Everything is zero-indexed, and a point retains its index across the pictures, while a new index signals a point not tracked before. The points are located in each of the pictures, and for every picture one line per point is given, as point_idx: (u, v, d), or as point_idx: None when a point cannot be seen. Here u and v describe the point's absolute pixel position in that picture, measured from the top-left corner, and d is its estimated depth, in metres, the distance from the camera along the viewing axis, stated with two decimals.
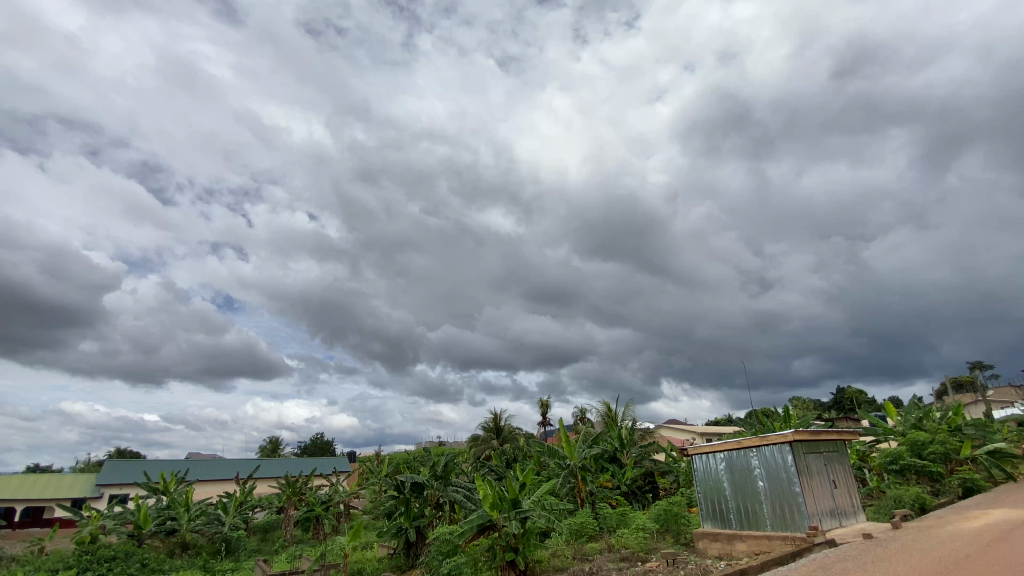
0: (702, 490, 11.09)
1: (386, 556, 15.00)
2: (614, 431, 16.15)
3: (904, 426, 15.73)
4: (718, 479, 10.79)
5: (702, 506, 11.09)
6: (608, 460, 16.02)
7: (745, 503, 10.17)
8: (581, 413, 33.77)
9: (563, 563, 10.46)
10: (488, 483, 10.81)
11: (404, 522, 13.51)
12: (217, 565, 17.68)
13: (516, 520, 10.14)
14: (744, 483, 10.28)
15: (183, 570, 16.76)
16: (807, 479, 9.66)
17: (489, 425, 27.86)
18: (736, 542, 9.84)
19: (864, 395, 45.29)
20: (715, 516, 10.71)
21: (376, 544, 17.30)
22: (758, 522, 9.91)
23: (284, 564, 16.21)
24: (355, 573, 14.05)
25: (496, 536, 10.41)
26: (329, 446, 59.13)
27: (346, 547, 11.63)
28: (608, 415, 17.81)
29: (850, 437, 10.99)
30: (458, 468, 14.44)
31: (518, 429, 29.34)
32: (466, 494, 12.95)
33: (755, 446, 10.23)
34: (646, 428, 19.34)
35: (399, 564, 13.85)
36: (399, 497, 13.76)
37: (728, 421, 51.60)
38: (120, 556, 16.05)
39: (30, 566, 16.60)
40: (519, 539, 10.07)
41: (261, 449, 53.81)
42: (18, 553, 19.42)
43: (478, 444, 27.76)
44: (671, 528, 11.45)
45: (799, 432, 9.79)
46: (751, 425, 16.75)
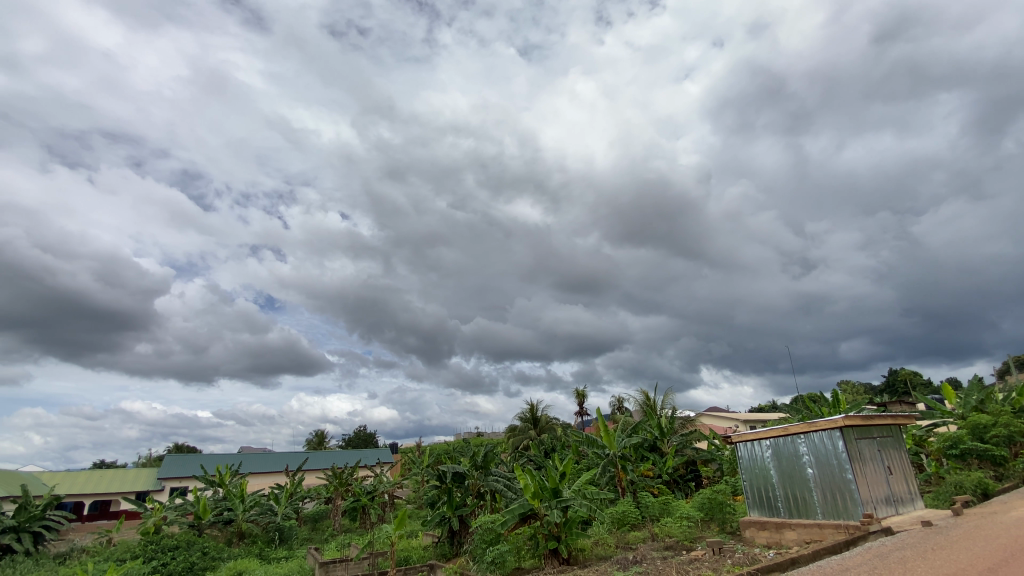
0: (749, 478, 10.83)
1: (431, 544, 15.37)
2: (653, 420, 15.95)
3: (963, 409, 14.91)
4: (764, 466, 10.54)
5: (748, 494, 10.85)
6: (648, 449, 15.85)
7: (794, 491, 9.89)
8: (618, 402, 33.46)
9: (606, 552, 10.47)
10: (528, 473, 10.87)
11: (447, 511, 13.76)
12: (272, 554, 18.52)
13: (557, 509, 10.18)
14: (793, 471, 9.99)
15: (240, 558, 17.64)
16: (860, 465, 9.30)
17: (526, 415, 27.98)
18: (785, 531, 9.61)
19: (918, 377, 43.19)
20: (762, 505, 10.46)
21: (421, 532, 17.73)
22: (808, 510, 9.63)
23: (334, 552, 16.84)
24: (402, 560, 14.49)
25: (538, 524, 10.52)
26: (372, 439, 60.76)
27: (392, 535, 11.96)
28: (646, 404, 17.62)
29: (905, 420, 10.51)
30: (498, 458, 14.59)
31: (556, 420, 29.35)
32: (507, 484, 13.10)
33: (803, 432, 9.92)
34: (687, 415, 18.99)
35: (444, 552, 14.17)
36: (442, 487, 14.04)
37: (773, 407, 50.13)
38: (182, 545, 16.99)
39: (101, 556, 17.76)
40: (561, 528, 10.19)
41: (308, 442, 55.86)
42: (88, 545, 20.79)
43: (516, 434, 27.94)
44: (716, 517, 11.28)
45: (850, 416, 9.42)
46: (798, 411, 16.21)
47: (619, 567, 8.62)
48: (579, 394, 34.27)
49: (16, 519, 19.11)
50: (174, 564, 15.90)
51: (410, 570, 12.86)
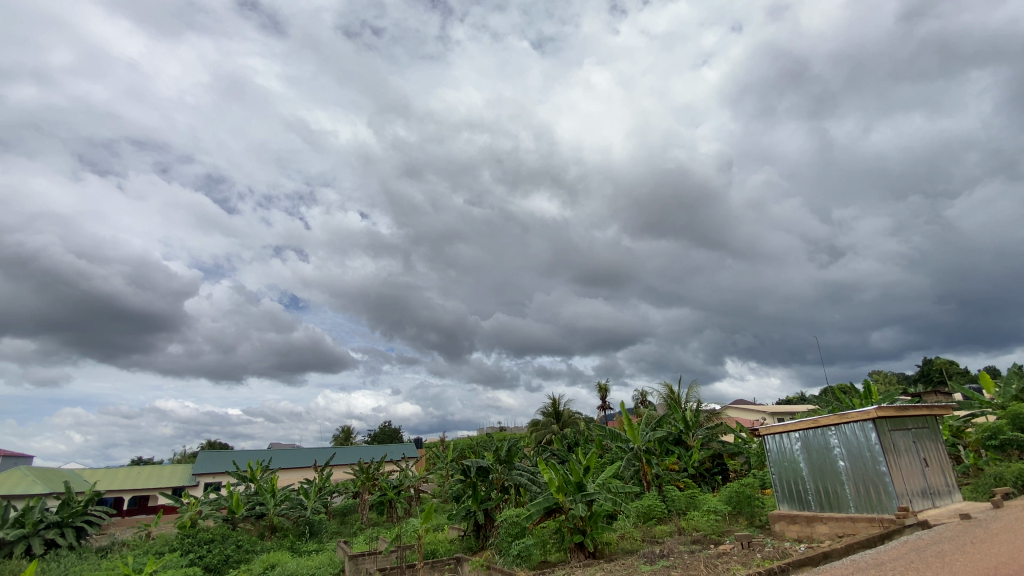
0: (777, 472, 10.64)
1: (457, 538, 15.55)
2: (678, 413, 15.77)
3: (1003, 398, 14.35)
4: (793, 459, 10.33)
5: (777, 487, 10.67)
6: (673, 442, 15.70)
7: (825, 484, 9.68)
8: (642, 395, 33.18)
9: (632, 546, 10.45)
10: (551, 467, 10.89)
11: (473, 505, 13.87)
12: (303, 547, 19.00)
13: (582, 503, 10.17)
14: (823, 463, 9.78)
15: (273, 551, 18.14)
16: (894, 457, 9.05)
17: (549, 410, 28.00)
18: (816, 525, 9.42)
19: (955, 366, 41.69)
20: (792, 498, 10.27)
21: (447, 526, 17.95)
22: (840, 503, 9.42)
23: (363, 546, 17.19)
24: (429, 553, 14.71)
25: (563, 518, 10.54)
26: (397, 434, 61.63)
27: (419, 529, 12.13)
28: (670, 397, 17.44)
29: (942, 411, 10.17)
30: (521, 452, 14.64)
31: (579, 414, 29.31)
32: (531, 478, 13.15)
33: (834, 424, 9.69)
34: (712, 408, 18.76)
35: (471, 545, 14.31)
36: (466, 481, 14.17)
37: (802, 398, 49.03)
38: (217, 538, 17.56)
39: (142, 549, 18.48)
40: (586, 522, 10.18)
41: (335, 438, 56.95)
42: (128, 538, 21.63)
43: (539, 429, 28.00)
44: (745, 511, 11.14)
45: (883, 407, 9.16)
46: (827, 403, 15.84)
47: (646, 561, 8.58)
48: (601, 388, 34.11)
49: (60, 515, 19.94)
50: (210, 556, 16.44)
51: (438, 564, 13.03)
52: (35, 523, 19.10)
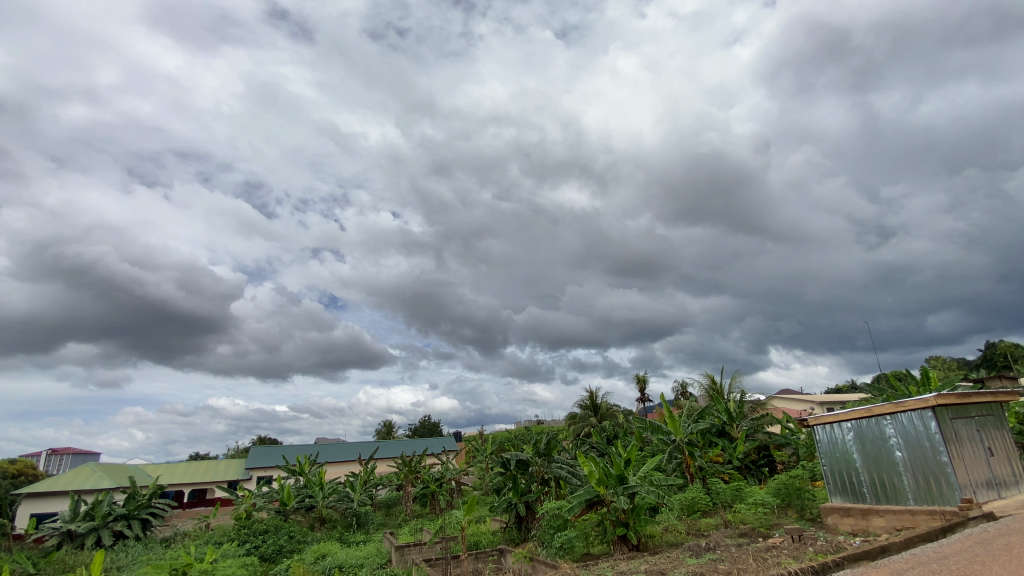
0: (829, 463, 10.27)
1: (500, 530, 15.74)
2: (721, 404, 15.40)
3: None
4: (846, 450, 9.95)
5: (828, 479, 10.30)
6: (716, 434, 15.37)
7: (881, 476, 9.28)
8: (682, 387, 32.59)
9: (676, 539, 10.33)
10: (591, 459, 10.85)
11: (514, 497, 13.99)
12: (352, 537, 19.69)
13: (624, 496, 10.11)
14: (879, 454, 9.37)
15: (323, 542, 18.87)
16: (957, 447, 8.59)
17: (586, 402, 27.86)
18: (872, 517, 9.06)
19: (1022, 350, 38.96)
20: (845, 490, 9.89)
21: (489, 519, 18.20)
22: (897, 496, 9.02)
23: (408, 537, 17.65)
24: (472, 545, 14.97)
25: (605, 511, 10.51)
26: (436, 428, 62.75)
27: (461, 520, 12.33)
28: (712, 388, 17.09)
29: (1008, 397, 9.57)
30: (560, 445, 14.66)
31: (617, 406, 29.09)
32: (571, 470, 13.17)
33: (889, 413, 9.27)
34: (757, 399, 18.28)
35: (513, 537, 14.46)
36: (506, 473, 14.34)
37: (852, 387, 46.96)
38: (271, 529, 18.40)
39: (202, 539, 19.58)
40: (629, 514, 10.11)
41: (376, 432, 58.53)
42: (189, 529, 22.92)
43: (577, 422, 27.95)
44: (795, 503, 10.84)
45: (944, 395, 8.70)
46: (881, 391, 15.16)
47: (691, 554, 8.46)
48: (639, 380, 33.71)
49: (127, 508, 21.30)
50: (265, 546, 17.26)
51: (481, 555, 13.22)
52: (104, 516, 20.53)
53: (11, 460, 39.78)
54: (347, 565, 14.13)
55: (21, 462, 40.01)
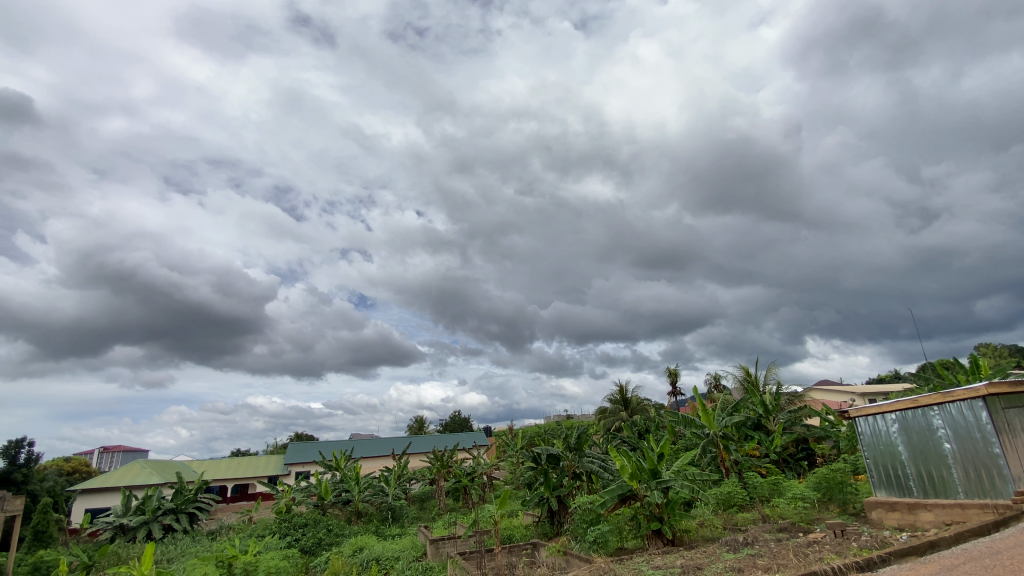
0: (872, 456, 9.91)
1: (532, 523, 15.80)
2: (756, 397, 15.05)
3: None
4: (890, 442, 9.60)
5: (871, 473, 9.96)
6: (752, 428, 15.03)
7: (929, 468, 8.91)
8: (715, 379, 31.99)
9: (713, 533, 10.18)
10: (623, 454, 10.77)
11: (545, 492, 14.04)
12: (388, 531, 20.15)
13: (657, 490, 10.00)
14: (926, 446, 9.00)
15: (360, 535, 19.34)
16: (1010, 438, 8.17)
17: (616, 397, 27.63)
18: (919, 512, 8.71)
19: None
20: (890, 484, 9.53)
21: (521, 513, 18.31)
22: (946, 489, 8.64)
23: (443, 530, 17.94)
24: (506, 538, 15.10)
25: (638, 505, 10.42)
26: (466, 423, 63.35)
27: (494, 514, 12.43)
28: (747, 380, 16.73)
29: None
30: (591, 440, 14.59)
31: (648, 400, 28.80)
32: (602, 465, 13.09)
33: (936, 403, 8.88)
34: (794, 391, 17.80)
35: (546, 531, 14.49)
36: (538, 468, 14.39)
37: (894, 377, 45.19)
38: (310, 523, 18.96)
39: (245, 532, 20.33)
40: (663, 509, 10.01)
41: (409, 428, 59.52)
42: (233, 523, 23.82)
43: (607, 416, 27.77)
44: (836, 498, 10.54)
45: (996, 384, 8.28)
46: (927, 380, 14.52)
47: (728, 549, 8.33)
48: (671, 373, 33.24)
49: (175, 502, 22.28)
50: (305, 539, 17.82)
51: (515, 549, 13.32)
52: (154, 510, 21.55)
53: (67, 459, 42.09)
54: (384, 558, 14.46)
55: (77, 460, 42.33)
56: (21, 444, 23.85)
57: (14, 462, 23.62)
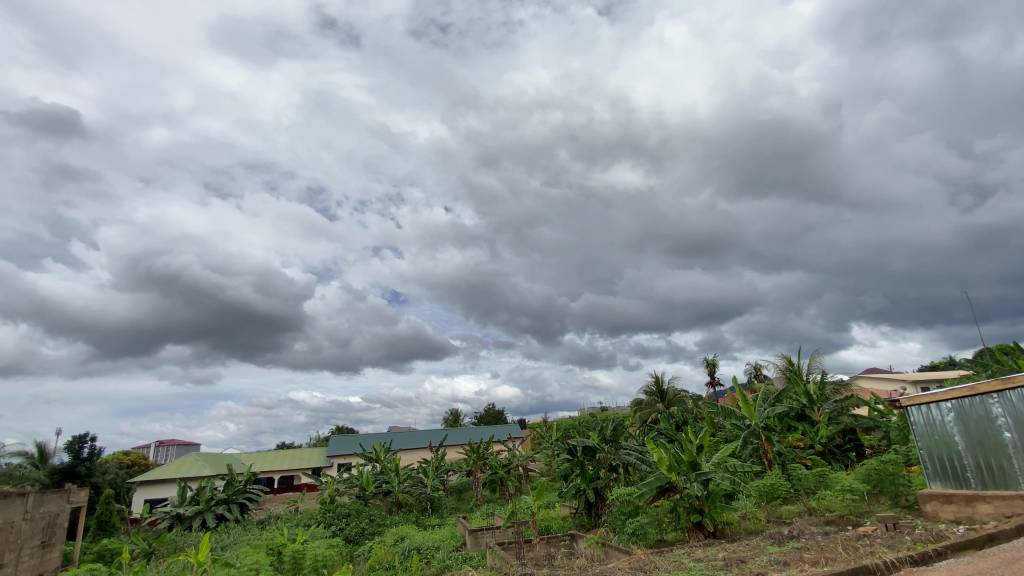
0: (926, 446, 9.47)
1: (570, 515, 15.85)
2: (799, 386, 14.57)
3: None
4: (945, 432, 9.14)
5: (925, 464, 9.52)
6: (796, 418, 14.61)
7: (988, 458, 8.46)
8: (755, 369, 31.15)
9: (756, 526, 9.98)
10: (661, 445, 10.65)
11: (582, 484, 14.05)
12: (428, 521, 20.61)
13: (697, 482, 9.86)
14: (985, 435, 8.54)
15: (401, 525, 19.86)
16: None
17: (652, 388, 27.28)
18: (978, 504, 8.29)
19: None
20: (946, 476, 9.09)
21: (558, 504, 18.39)
22: (1007, 481, 8.19)
23: (481, 521, 18.19)
24: (544, 529, 15.20)
25: (678, 497, 10.30)
26: (501, 416, 63.91)
27: (531, 506, 12.51)
28: (789, 369, 16.23)
29: None
30: (627, 432, 14.46)
31: (685, 391, 28.34)
32: (640, 457, 12.98)
33: (996, 390, 8.41)
34: (839, 380, 17.18)
35: (584, 522, 14.50)
36: (573, 460, 14.40)
37: (949, 364, 43.06)
38: (353, 513, 19.57)
39: (293, 522, 21.17)
40: (704, 501, 9.86)
41: (445, 420, 60.45)
42: (281, 512, 24.84)
43: (643, 408, 27.50)
44: (888, 490, 10.15)
45: None
46: (985, 367, 13.76)
47: (773, 542, 8.13)
48: (708, 364, 32.57)
49: (226, 493, 23.37)
50: (349, 529, 18.43)
51: (553, 540, 13.37)
52: (207, 500, 22.70)
53: (127, 453, 44.79)
54: (425, 547, 14.83)
55: (135, 454, 44.98)
56: (83, 439, 25.48)
57: (79, 456, 25.27)
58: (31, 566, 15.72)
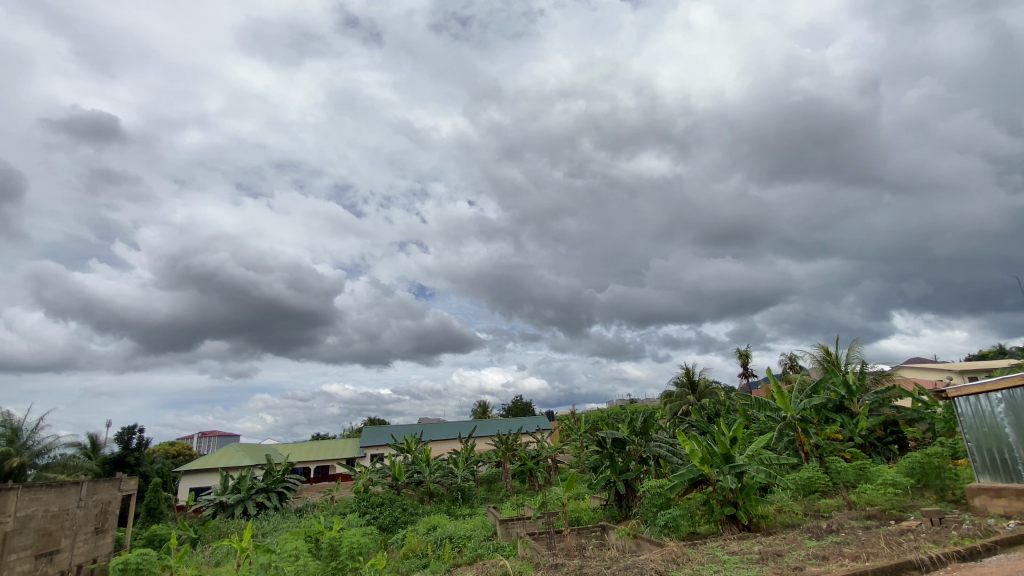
0: (974, 438, 9.08)
1: (600, 506, 15.85)
2: (837, 377, 14.13)
3: None
4: (995, 423, 8.74)
5: (973, 457, 9.15)
6: (834, 410, 14.20)
7: None
8: (791, 360, 30.33)
9: (793, 520, 9.79)
10: (692, 437, 10.51)
11: (612, 475, 14.01)
12: (459, 510, 20.96)
13: (731, 475, 9.71)
14: None
15: (433, 514, 20.25)
16: None
17: (682, 380, 26.95)
18: None
19: None
20: (996, 469, 8.71)
21: (588, 496, 18.41)
22: None
23: (512, 511, 18.38)
24: (574, 520, 15.26)
25: (711, 490, 10.18)
26: (528, 408, 64.21)
27: (561, 497, 12.52)
28: (826, 360, 15.76)
29: None
30: (658, 424, 14.32)
31: (717, 383, 27.86)
32: (671, 449, 12.85)
33: None
34: (880, 370, 16.59)
35: (614, 514, 14.48)
36: (603, 452, 14.34)
37: (998, 353, 41.07)
38: (386, 502, 20.03)
39: (329, 510, 21.85)
40: (738, 494, 9.71)
41: (473, 412, 61.14)
42: (318, 501, 25.63)
43: (673, 400, 27.18)
44: (933, 484, 9.80)
45: None
46: None
47: (811, 536, 7.96)
48: (740, 354, 31.90)
49: (266, 482, 24.24)
50: (382, 517, 18.90)
51: (584, 531, 13.42)
52: (248, 489, 23.61)
53: (172, 443, 46.95)
54: (457, 536, 15.09)
55: (180, 444, 47.15)
56: (132, 430, 26.81)
57: (128, 447, 26.61)
58: (87, 551, 16.72)
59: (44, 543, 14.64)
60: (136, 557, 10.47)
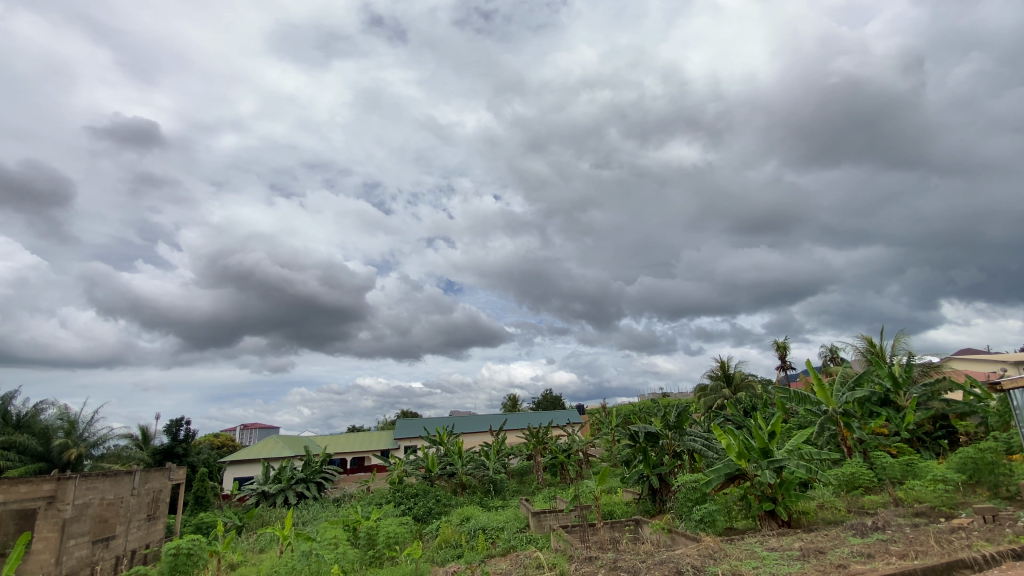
0: None
1: (633, 500, 15.76)
2: (882, 369, 13.58)
3: None
4: None
5: None
6: (878, 403, 13.67)
7: None
8: (831, 351, 29.30)
9: (835, 516, 9.51)
10: (728, 432, 10.30)
11: (645, 469, 13.89)
12: (491, 502, 21.20)
13: (769, 470, 9.50)
14: None
15: (466, 505, 20.56)
16: None
17: (717, 373, 26.42)
18: None
19: None
20: None
21: (621, 489, 18.32)
22: None
23: (544, 504, 18.47)
24: (607, 514, 15.24)
25: (748, 485, 9.99)
26: (558, 401, 64.17)
27: (595, 490, 12.51)
28: (870, 351, 15.18)
29: None
30: (692, 418, 14.11)
31: (753, 375, 27.21)
32: (706, 443, 12.65)
33: None
34: (928, 362, 15.87)
35: (648, 508, 14.36)
36: (636, 446, 14.21)
37: None
38: (420, 493, 20.43)
39: (365, 500, 22.45)
40: (777, 489, 9.48)
41: (504, 405, 61.53)
42: (355, 491, 26.33)
43: (708, 393, 26.68)
44: (986, 480, 9.35)
45: None
46: None
47: (855, 533, 7.71)
48: (778, 346, 31.01)
49: (305, 472, 25.06)
50: (417, 508, 19.31)
51: (617, 524, 13.39)
52: (288, 479, 24.47)
53: (217, 435, 49.00)
54: (490, 528, 15.27)
55: (224, 435, 49.20)
56: (179, 423, 28.11)
57: (176, 438, 27.93)
58: (140, 537, 17.70)
59: (101, 529, 15.57)
60: (187, 543, 11.00)
